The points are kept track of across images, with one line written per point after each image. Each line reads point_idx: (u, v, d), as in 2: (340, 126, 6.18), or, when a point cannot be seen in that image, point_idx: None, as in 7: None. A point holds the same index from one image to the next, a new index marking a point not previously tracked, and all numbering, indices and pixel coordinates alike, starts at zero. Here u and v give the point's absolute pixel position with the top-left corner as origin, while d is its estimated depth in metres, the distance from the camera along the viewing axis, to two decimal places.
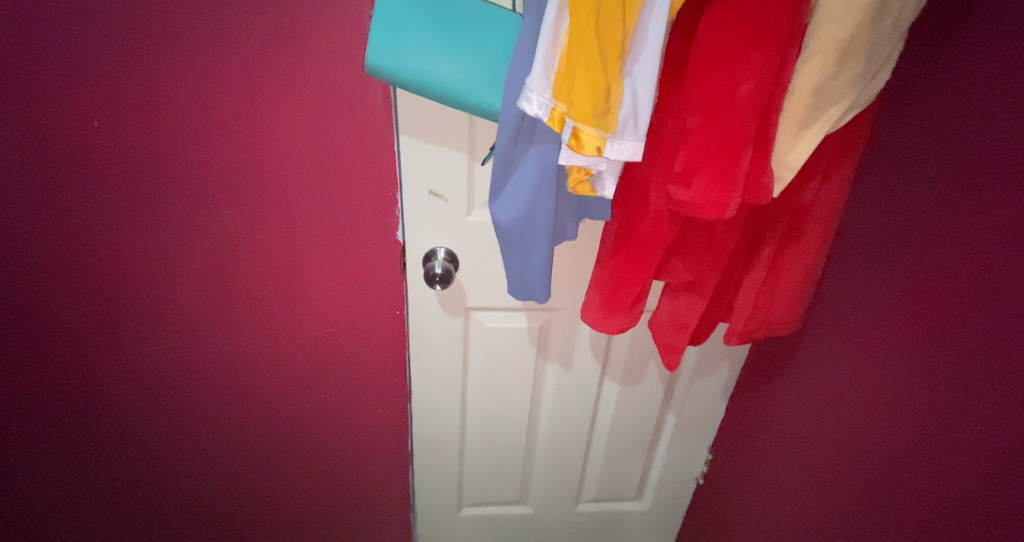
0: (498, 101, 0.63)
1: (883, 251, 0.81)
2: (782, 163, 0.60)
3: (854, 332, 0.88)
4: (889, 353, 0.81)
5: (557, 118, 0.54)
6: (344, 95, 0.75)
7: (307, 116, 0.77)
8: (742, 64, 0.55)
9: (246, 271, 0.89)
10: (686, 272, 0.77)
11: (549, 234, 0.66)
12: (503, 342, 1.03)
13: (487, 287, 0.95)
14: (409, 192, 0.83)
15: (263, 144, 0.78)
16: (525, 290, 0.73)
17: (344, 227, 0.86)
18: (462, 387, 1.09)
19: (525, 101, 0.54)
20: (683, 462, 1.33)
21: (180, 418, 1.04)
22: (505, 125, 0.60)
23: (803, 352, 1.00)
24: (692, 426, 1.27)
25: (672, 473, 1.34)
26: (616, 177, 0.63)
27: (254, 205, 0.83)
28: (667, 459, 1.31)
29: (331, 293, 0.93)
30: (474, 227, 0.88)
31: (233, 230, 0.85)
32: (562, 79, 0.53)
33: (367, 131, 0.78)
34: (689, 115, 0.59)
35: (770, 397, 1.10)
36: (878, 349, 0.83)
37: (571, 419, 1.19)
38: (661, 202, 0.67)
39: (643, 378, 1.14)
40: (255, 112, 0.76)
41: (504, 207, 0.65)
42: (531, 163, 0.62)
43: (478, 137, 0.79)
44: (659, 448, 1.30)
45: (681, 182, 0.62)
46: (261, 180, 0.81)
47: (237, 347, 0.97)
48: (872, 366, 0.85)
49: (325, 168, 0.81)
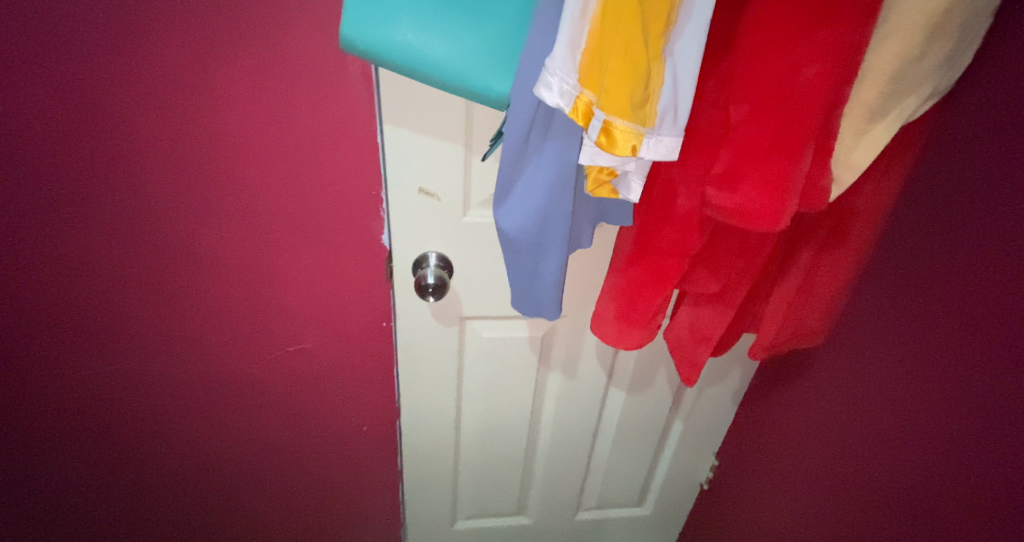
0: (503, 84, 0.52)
1: (919, 259, 0.71)
2: (843, 162, 0.51)
3: (880, 346, 0.79)
4: (916, 373, 0.73)
5: (584, 109, 0.43)
6: (317, 75, 0.63)
7: (276, 100, 0.64)
8: (807, 44, 0.45)
9: (212, 278, 0.78)
10: (715, 282, 0.69)
11: (564, 244, 0.57)
12: (502, 352, 0.93)
13: (484, 296, 0.84)
14: (396, 190, 0.71)
15: (225, 134, 0.66)
16: (533, 305, 0.64)
17: (322, 229, 0.75)
18: (456, 399, 1.00)
19: (543, 86, 0.43)
20: (688, 468, 1.26)
21: (141, 440, 0.92)
22: (519, 117, 0.48)
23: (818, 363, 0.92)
24: (699, 433, 1.19)
25: (676, 480, 1.28)
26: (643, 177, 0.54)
27: (218, 205, 0.71)
28: (672, 466, 1.24)
29: (310, 301, 0.82)
30: (472, 230, 0.76)
31: (196, 233, 0.73)
32: (592, 61, 0.42)
33: (347, 118, 0.66)
34: (736, 103, 0.49)
35: (782, 407, 1.03)
36: (908, 369, 0.75)
37: (573, 429, 1.10)
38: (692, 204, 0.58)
39: (650, 386, 1.06)
40: (213, 93, 0.64)
41: (512, 213, 0.55)
42: (546, 163, 0.51)
43: (477, 126, 0.67)
44: (664, 454, 1.23)
45: (722, 184, 0.52)
46: (224, 174, 0.69)
47: (205, 363, 0.86)
48: (897, 385, 0.77)
49: (300, 162, 0.69)
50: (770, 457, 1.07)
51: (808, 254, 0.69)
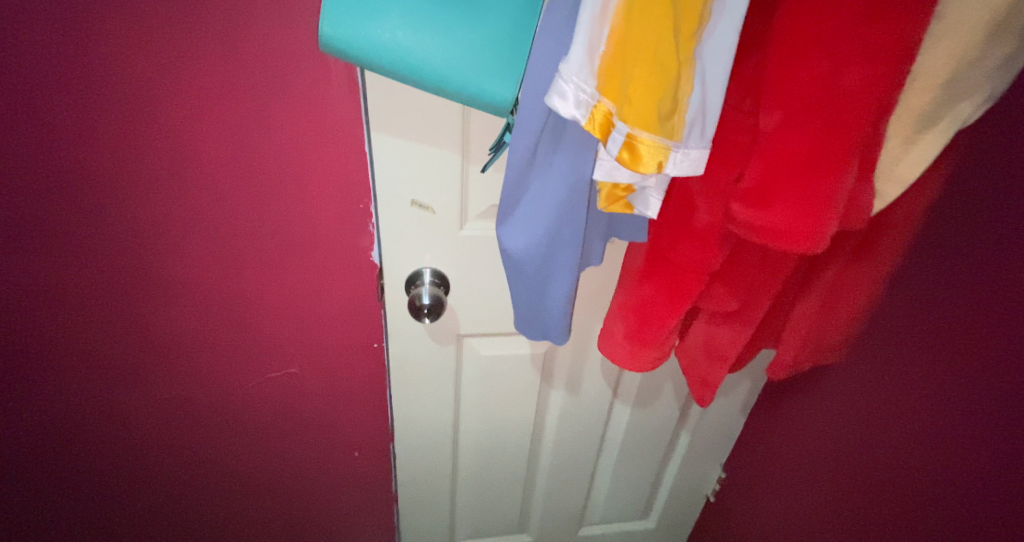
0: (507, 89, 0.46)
1: (946, 272, 0.66)
2: (887, 174, 0.46)
3: (902, 363, 0.74)
4: (944, 392, 0.69)
5: (602, 120, 0.38)
6: (294, 74, 0.57)
7: (249, 103, 0.58)
8: (851, 44, 0.40)
9: (186, 297, 0.71)
10: (733, 299, 0.63)
11: (574, 266, 0.51)
12: (502, 370, 0.87)
13: (484, 313, 0.78)
14: (387, 204, 0.65)
15: (194, 141, 0.60)
16: (539, 328, 0.59)
17: (307, 242, 0.69)
18: (454, 420, 0.94)
19: (557, 94, 0.38)
20: (694, 480, 1.21)
21: (118, 468, 0.87)
22: (526, 127, 0.43)
23: (830, 378, 0.87)
24: (706, 445, 1.15)
25: (681, 491, 1.23)
26: (662, 192, 0.48)
27: (191, 218, 0.65)
28: (677, 478, 1.20)
29: (295, 319, 0.76)
30: (470, 244, 0.70)
31: (167, 249, 0.67)
32: (611, 65, 0.36)
33: (330, 122, 0.60)
34: (768, 110, 0.44)
35: (793, 422, 0.98)
36: (934, 387, 0.70)
37: (576, 446, 1.05)
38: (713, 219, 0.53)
39: (656, 400, 1.01)
40: (179, 96, 0.57)
41: (517, 233, 0.49)
42: (556, 179, 0.46)
43: (474, 132, 0.60)
44: (669, 467, 1.19)
45: (751, 201, 0.47)
46: (196, 185, 0.63)
47: (183, 385, 0.80)
48: (921, 405, 0.72)
49: (280, 171, 0.63)
50: (780, 472, 1.03)
51: (833, 270, 0.64)
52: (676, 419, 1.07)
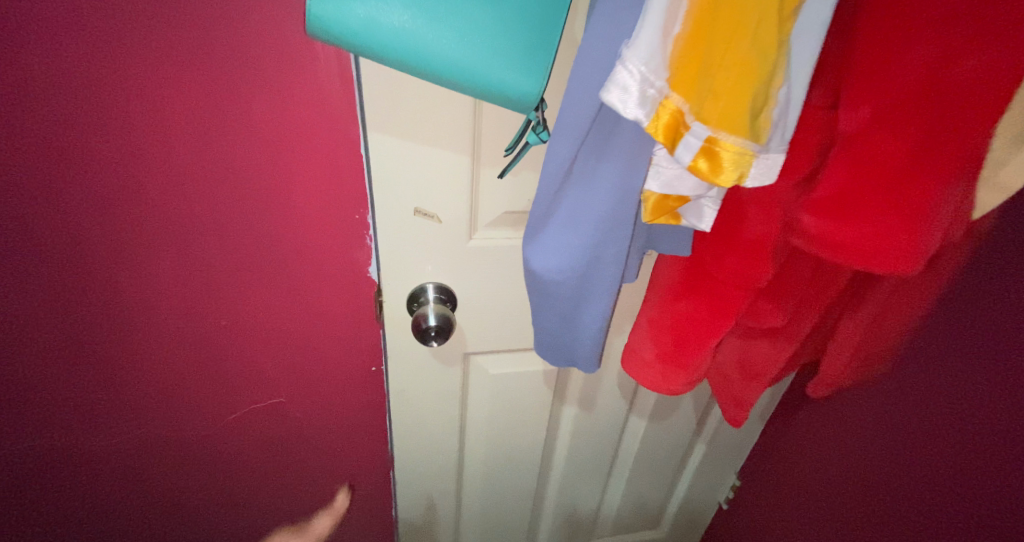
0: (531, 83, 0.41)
1: (997, 290, 0.59)
2: (988, 181, 0.39)
3: (940, 388, 0.66)
4: (989, 420, 0.62)
5: (668, 123, 0.30)
6: (280, 52, 0.49)
7: (229, 86, 0.50)
8: (968, 27, 0.33)
9: (159, 313, 0.62)
10: (780, 316, 0.56)
11: (612, 290, 0.44)
12: (512, 390, 0.79)
13: (495, 330, 0.70)
14: (386, 214, 0.56)
15: (164, 131, 0.51)
16: (565, 354, 0.51)
17: (296, 249, 0.61)
18: (459, 445, 0.86)
19: (616, 91, 0.29)
20: (705, 491, 1.16)
21: (77, 520, 0.76)
22: (569, 132, 0.35)
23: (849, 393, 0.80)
24: (722, 455, 1.09)
25: (694, 500, 1.18)
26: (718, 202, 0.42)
27: (162, 223, 0.56)
28: (691, 488, 1.14)
29: (285, 336, 0.68)
30: (480, 258, 0.61)
31: (135, 260, 0.58)
32: (686, 53, 0.29)
33: (322, 110, 0.52)
34: (858, 107, 0.37)
35: (810, 441, 0.91)
36: (977, 415, 0.63)
37: (589, 463, 0.98)
38: (766, 229, 0.47)
39: (673, 412, 0.95)
40: (146, 78, 0.49)
41: (548, 252, 0.42)
42: (599, 193, 0.38)
43: (487, 130, 0.52)
44: (683, 476, 1.13)
45: (824, 211, 0.40)
46: (167, 184, 0.54)
47: (158, 414, 0.71)
48: (962, 433, 0.65)
49: (265, 167, 0.55)
50: (798, 494, 0.96)
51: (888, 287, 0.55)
52: (692, 429, 1.01)
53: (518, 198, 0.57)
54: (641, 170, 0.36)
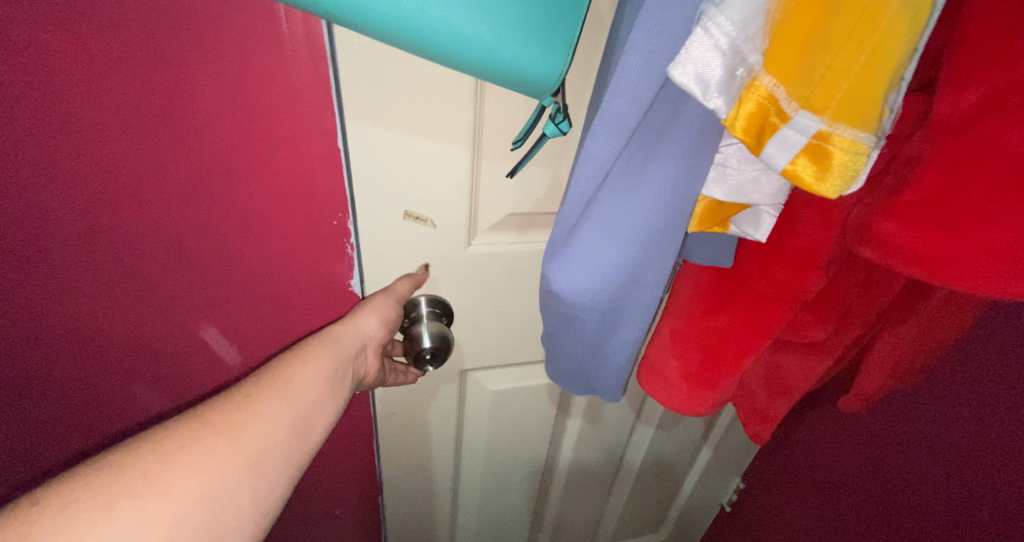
0: (542, 59, 0.33)
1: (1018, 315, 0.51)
2: None
3: (944, 416, 0.60)
4: (1002, 455, 0.55)
5: (754, 113, 0.22)
6: (237, 24, 0.37)
7: (173, 65, 0.39)
8: None
9: (102, 339, 0.52)
10: (821, 330, 0.49)
11: (649, 312, 0.36)
12: (512, 406, 0.71)
13: (494, 346, 0.62)
14: (369, 217, 0.47)
15: (91, 123, 0.40)
16: (586, 381, 0.44)
17: (263, 266, 0.50)
18: (453, 463, 0.78)
19: (690, 67, 0.22)
20: (701, 513, 1.07)
21: None
22: (615, 128, 0.27)
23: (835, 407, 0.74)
24: (727, 476, 0.99)
25: (696, 520, 1.09)
26: (775, 209, 0.35)
27: (97, 236, 0.45)
28: (693, 507, 1.06)
29: (255, 359, 0.58)
30: (479, 267, 0.53)
31: (67, 278, 0.47)
32: (784, 17, 0.21)
33: (291, 101, 0.41)
34: (970, 91, 0.29)
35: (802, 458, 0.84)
36: (989, 450, 0.56)
37: (591, 480, 0.90)
38: (821, 234, 0.40)
39: (681, 424, 0.87)
40: (61, 56, 0.37)
41: (576, 272, 0.33)
42: (648, 201, 0.30)
43: (490, 116, 0.43)
44: (683, 496, 1.04)
45: (909, 217, 0.33)
46: (101, 188, 0.43)
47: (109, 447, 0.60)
48: (969, 465, 0.59)
49: (223, 168, 0.44)
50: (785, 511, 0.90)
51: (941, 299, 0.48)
52: (699, 443, 0.93)
53: (524, 197, 0.48)
54: (703, 173, 0.28)
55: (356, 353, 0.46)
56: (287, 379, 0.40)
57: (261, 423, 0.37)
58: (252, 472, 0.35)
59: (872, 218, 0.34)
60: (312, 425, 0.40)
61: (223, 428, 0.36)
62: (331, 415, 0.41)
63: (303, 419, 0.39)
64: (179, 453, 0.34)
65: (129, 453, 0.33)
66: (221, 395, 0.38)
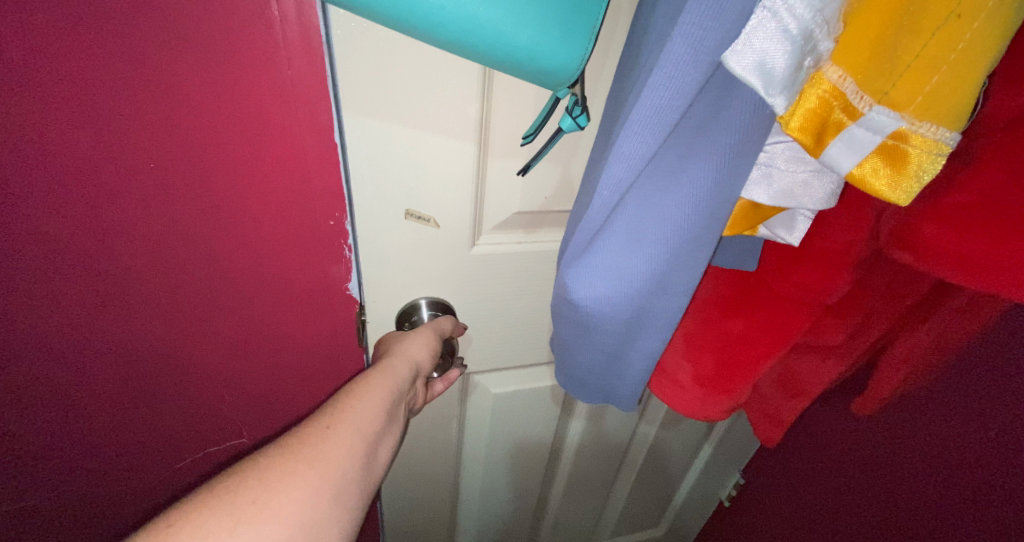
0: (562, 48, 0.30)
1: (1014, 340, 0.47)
2: None
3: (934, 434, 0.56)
4: (994, 480, 0.51)
5: (815, 110, 0.22)
6: (220, 8, 0.34)
7: (153, 56, 0.35)
8: None
9: (79, 359, 0.48)
10: (840, 334, 0.47)
11: (670, 325, 0.34)
12: (514, 410, 0.69)
13: (496, 352, 0.59)
14: (366, 215, 0.44)
15: (61, 122, 0.36)
16: (600, 391, 0.41)
17: (254, 273, 0.47)
18: (452, 469, 0.75)
19: (752, 55, 0.21)
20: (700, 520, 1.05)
21: None
22: (654, 124, 0.24)
23: (829, 419, 0.71)
24: (725, 481, 0.96)
25: (694, 524, 1.06)
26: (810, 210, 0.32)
27: (71, 246, 0.42)
28: (692, 510, 1.03)
29: (246, 374, 0.54)
30: (483, 268, 0.50)
31: (40, 294, 0.43)
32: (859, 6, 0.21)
33: (284, 94, 0.37)
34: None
35: (789, 475, 0.81)
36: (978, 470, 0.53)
37: (591, 483, 0.88)
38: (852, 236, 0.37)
39: (685, 429, 0.84)
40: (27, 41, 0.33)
41: (597, 279, 0.30)
42: (680, 207, 0.27)
43: (499, 108, 0.40)
44: (682, 498, 1.01)
45: (952, 218, 0.30)
46: (74, 194, 0.39)
47: (93, 475, 0.56)
48: (956, 485, 0.55)
49: (208, 163, 0.40)
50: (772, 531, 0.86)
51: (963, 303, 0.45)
52: (701, 448, 0.90)
53: (532, 193, 0.46)
54: (744, 174, 0.25)
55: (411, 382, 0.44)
56: (356, 407, 0.38)
57: (342, 453, 0.35)
58: (340, 501, 0.34)
59: (908, 218, 0.32)
60: (380, 456, 0.38)
61: (309, 454, 0.34)
62: (394, 443, 0.40)
63: (377, 444, 0.38)
64: (270, 493, 0.32)
65: (222, 490, 0.32)
66: (297, 426, 0.37)
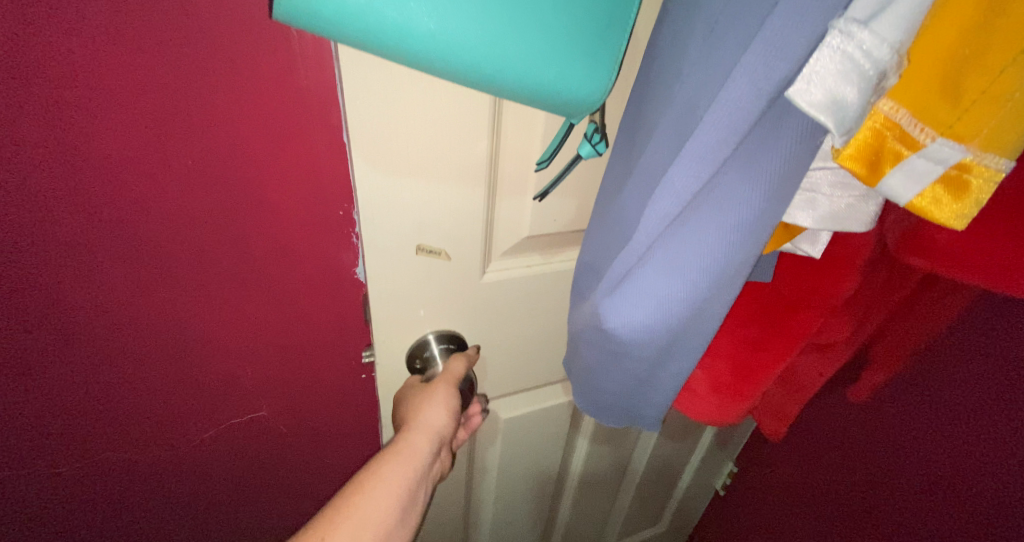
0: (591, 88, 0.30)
1: (1007, 340, 0.49)
2: None
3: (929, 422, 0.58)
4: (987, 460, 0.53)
5: (869, 140, 0.23)
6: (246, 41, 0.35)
7: (167, 67, 0.35)
8: None
9: (101, 384, 0.48)
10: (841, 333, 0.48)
11: (702, 348, 0.34)
12: (522, 433, 0.68)
13: (506, 377, 0.57)
14: (376, 252, 0.42)
15: (83, 149, 0.36)
16: (624, 414, 0.41)
17: (266, 280, 0.47)
18: (460, 500, 0.73)
19: (827, 93, 0.21)
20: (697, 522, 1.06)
21: None
22: (706, 157, 0.24)
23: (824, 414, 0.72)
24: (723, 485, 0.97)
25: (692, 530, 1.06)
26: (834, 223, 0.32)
27: (92, 273, 0.42)
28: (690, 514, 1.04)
29: (257, 385, 0.54)
30: (493, 297, 0.49)
31: (49, 306, 0.42)
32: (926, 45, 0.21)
33: (297, 100, 0.38)
34: None
35: (784, 473, 0.82)
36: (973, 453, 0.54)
37: (596, 499, 0.87)
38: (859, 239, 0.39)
39: (688, 437, 0.84)
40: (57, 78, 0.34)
41: (635, 309, 0.30)
42: (723, 235, 0.27)
43: (510, 138, 0.40)
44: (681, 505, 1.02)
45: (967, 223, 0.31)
46: (94, 222, 0.39)
47: (98, 494, 0.55)
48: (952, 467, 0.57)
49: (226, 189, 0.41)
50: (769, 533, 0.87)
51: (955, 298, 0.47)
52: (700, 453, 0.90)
53: (542, 217, 0.45)
54: (790, 198, 0.26)
55: (431, 448, 0.45)
56: (366, 500, 0.40)
57: None
58: None
59: (926, 228, 0.33)
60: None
61: None
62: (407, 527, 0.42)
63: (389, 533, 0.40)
64: None
65: None
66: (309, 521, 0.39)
